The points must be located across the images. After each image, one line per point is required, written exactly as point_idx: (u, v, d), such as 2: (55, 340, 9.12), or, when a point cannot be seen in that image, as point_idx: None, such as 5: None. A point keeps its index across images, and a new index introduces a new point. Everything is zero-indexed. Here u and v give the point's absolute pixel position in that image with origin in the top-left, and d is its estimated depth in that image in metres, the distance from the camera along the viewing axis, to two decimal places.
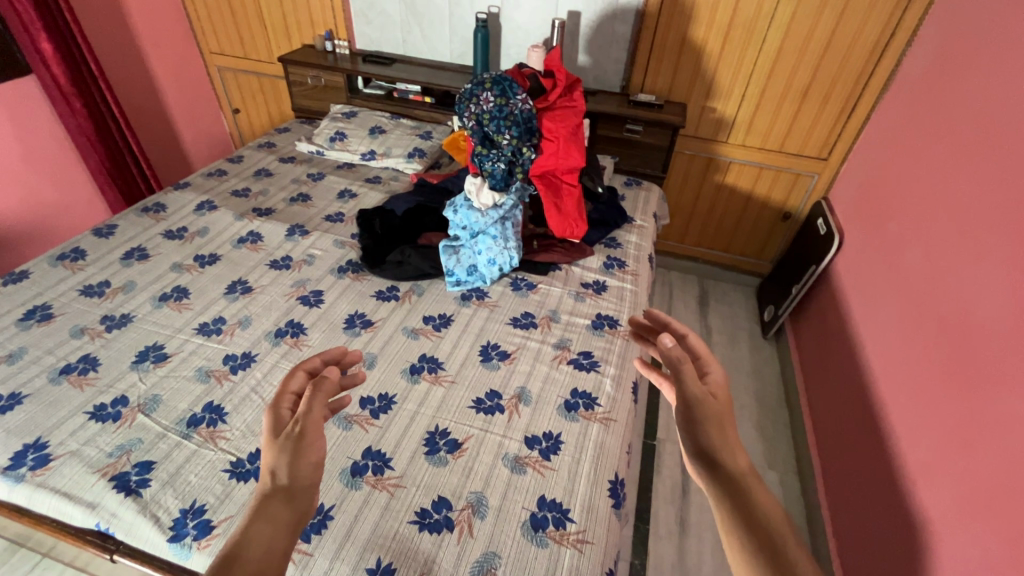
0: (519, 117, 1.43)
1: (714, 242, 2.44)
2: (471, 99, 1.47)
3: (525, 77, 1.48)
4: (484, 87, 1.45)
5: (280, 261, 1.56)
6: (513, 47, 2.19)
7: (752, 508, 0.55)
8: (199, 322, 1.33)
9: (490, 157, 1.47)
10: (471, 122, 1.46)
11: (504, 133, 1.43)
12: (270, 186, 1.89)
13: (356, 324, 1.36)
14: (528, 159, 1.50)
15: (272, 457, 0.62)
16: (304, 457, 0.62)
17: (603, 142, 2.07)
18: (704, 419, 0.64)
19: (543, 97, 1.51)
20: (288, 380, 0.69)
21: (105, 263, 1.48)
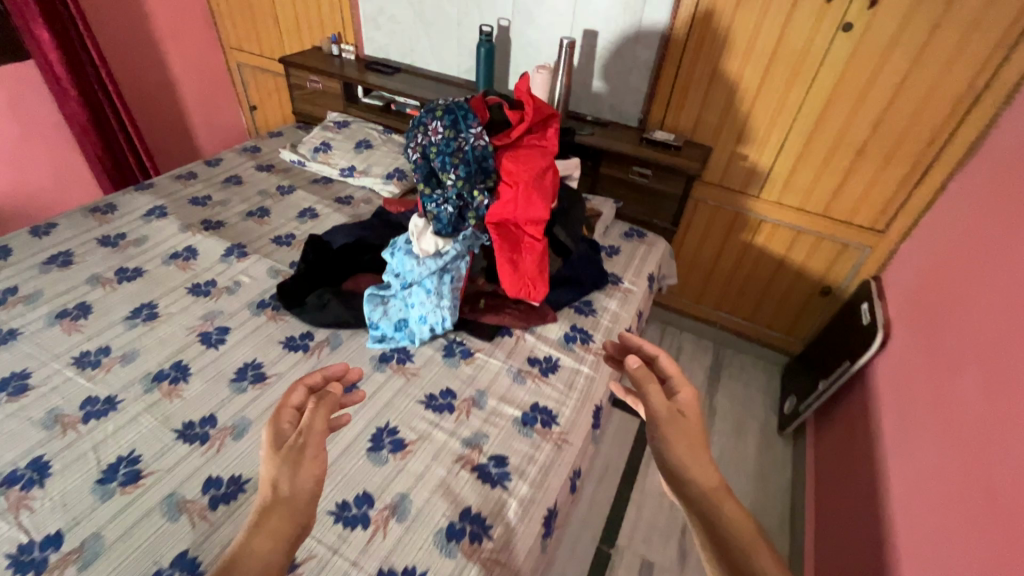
0: (469, 155, 1.20)
1: (736, 308, 2.07)
2: (419, 128, 1.25)
3: (485, 108, 1.24)
4: (435, 115, 1.23)
5: (202, 285, 1.40)
6: (523, 66, 1.95)
7: (724, 532, 0.61)
8: (80, 351, 1.18)
9: (434, 198, 1.24)
10: (415, 155, 1.23)
11: (449, 171, 1.20)
12: (233, 196, 1.76)
13: (246, 377, 1.17)
14: (480, 205, 1.25)
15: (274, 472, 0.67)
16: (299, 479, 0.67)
17: (607, 183, 1.78)
18: (674, 437, 0.69)
19: (506, 133, 1.26)
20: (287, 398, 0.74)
21: (24, 266, 1.39)
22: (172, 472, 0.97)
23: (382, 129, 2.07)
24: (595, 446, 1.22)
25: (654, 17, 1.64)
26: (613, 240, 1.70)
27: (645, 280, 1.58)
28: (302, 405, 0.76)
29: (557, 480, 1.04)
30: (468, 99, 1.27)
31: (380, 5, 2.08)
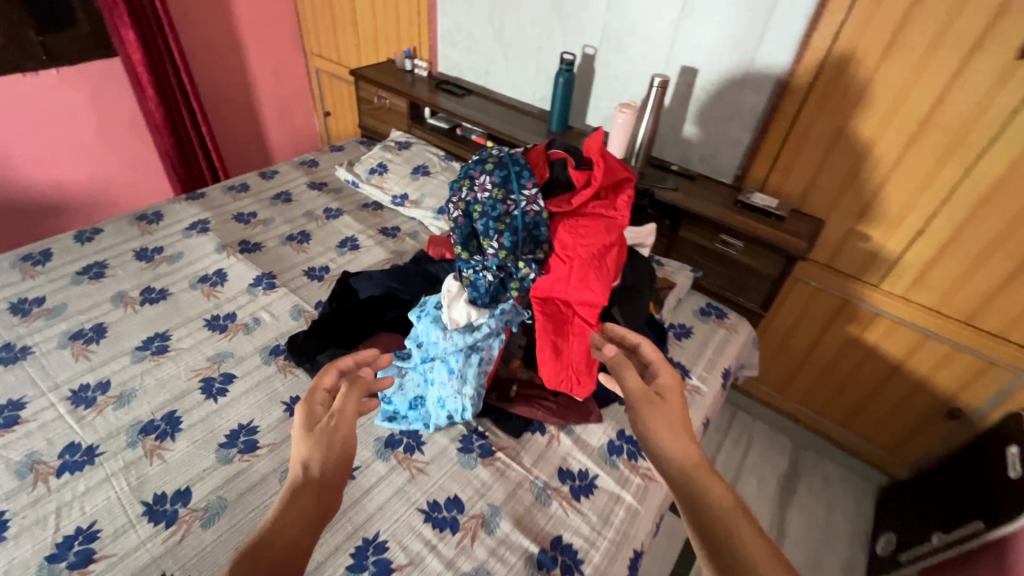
0: (518, 222, 0.99)
1: (827, 408, 1.72)
2: (465, 180, 1.06)
3: (545, 166, 1.03)
4: (484, 167, 1.04)
5: (220, 319, 1.29)
6: (604, 100, 1.72)
7: (712, 521, 0.56)
8: (79, 383, 1.11)
9: (473, 263, 1.05)
10: (456, 212, 1.04)
11: (491, 238, 1.00)
12: (278, 215, 1.67)
13: (236, 444, 1.03)
14: (525, 278, 1.04)
15: (309, 451, 0.70)
16: (330, 460, 0.70)
17: (686, 248, 1.51)
18: (653, 414, 0.68)
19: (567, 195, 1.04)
20: (321, 379, 0.80)
21: (58, 274, 1.35)
22: (127, 559, 0.85)
23: (443, 154, 1.92)
24: None
25: (771, 59, 1.35)
26: (684, 318, 1.44)
27: (717, 377, 1.30)
28: (333, 387, 0.82)
29: None
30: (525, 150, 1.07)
31: (459, 21, 1.93)
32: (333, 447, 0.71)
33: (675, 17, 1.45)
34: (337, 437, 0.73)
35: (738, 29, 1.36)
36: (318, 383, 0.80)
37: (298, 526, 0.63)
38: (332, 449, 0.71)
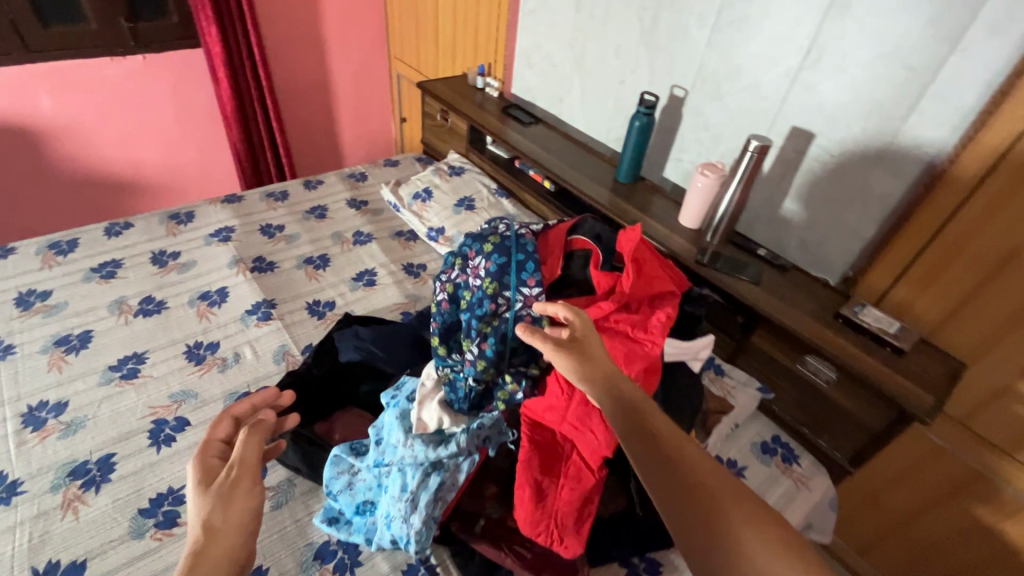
0: (508, 324, 0.87)
1: None
2: (461, 257, 0.96)
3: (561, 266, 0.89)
4: (483, 247, 0.93)
5: (201, 348, 1.19)
6: (688, 152, 1.42)
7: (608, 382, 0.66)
8: (38, 400, 1.04)
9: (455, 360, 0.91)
10: (443, 295, 0.95)
11: (473, 338, 0.88)
12: (305, 232, 1.57)
13: (155, 514, 0.90)
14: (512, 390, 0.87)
15: (204, 510, 0.61)
16: (231, 513, 0.62)
17: (759, 359, 1.17)
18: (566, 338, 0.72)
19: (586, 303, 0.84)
20: (211, 432, 0.73)
21: (74, 268, 1.33)
22: None
23: (495, 187, 1.71)
24: None
25: (923, 135, 0.98)
26: (739, 454, 1.11)
27: None
28: (230, 438, 0.74)
29: None
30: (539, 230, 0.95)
31: (538, 42, 1.71)
32: (237, 493, 0.64)
33: (792, 66, 1.12)
34: (235, 486, 0.65)
35: (880, 90, 1.01)
36: (209, 438, 0.72)
37: None
38: (231, 499, 0.63)
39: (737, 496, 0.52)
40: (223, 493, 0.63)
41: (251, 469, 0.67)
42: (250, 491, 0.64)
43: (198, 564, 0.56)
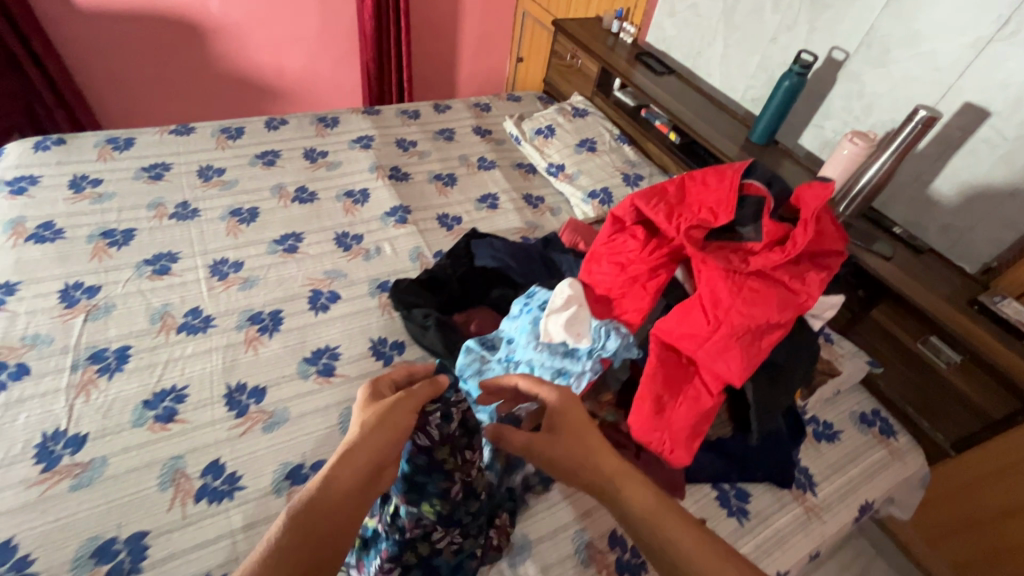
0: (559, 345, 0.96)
1: None
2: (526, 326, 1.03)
3: (733, 211, 0.80)
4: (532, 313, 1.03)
5: (348, 237, 1.33)
6: (833, 120, 1.38)
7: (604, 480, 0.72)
8: (220, 257, 1.22)
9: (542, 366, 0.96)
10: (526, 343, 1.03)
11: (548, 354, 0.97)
12: (434, 151, 1.67)
13: (316, 364, 1.06)
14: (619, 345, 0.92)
15: (368, 417, 0.69)
16: (383, 430, 0.68)
17: (873, 333, 1.18)
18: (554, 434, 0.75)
19: (750, 247, 0.81)
20: (391, 369, 0.78)
21: (242, 153, 1.50)
22: (198, 432, 0.92)
23: (617, 134, 1.74)
24: None
25: None
26: (836, 418, 1.15)
27: (852, 507, 1.02)
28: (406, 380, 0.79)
29: None
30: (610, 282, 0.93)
31: None
32: (387, 416, 0.69)
33: (982, 37, 1.06)
34: (397, 410, 0.70)
35: None
36: (388, 371, 0.78)
37: (353, 480, 0.63)
38: (390, 424, 0.68)
39: (698, 537, 0.67)
40: (384, 415, 0.68)
41: (409, 405, 0.71)
42: (405, 419, 0.70)
43: (350, 461, 0.64)
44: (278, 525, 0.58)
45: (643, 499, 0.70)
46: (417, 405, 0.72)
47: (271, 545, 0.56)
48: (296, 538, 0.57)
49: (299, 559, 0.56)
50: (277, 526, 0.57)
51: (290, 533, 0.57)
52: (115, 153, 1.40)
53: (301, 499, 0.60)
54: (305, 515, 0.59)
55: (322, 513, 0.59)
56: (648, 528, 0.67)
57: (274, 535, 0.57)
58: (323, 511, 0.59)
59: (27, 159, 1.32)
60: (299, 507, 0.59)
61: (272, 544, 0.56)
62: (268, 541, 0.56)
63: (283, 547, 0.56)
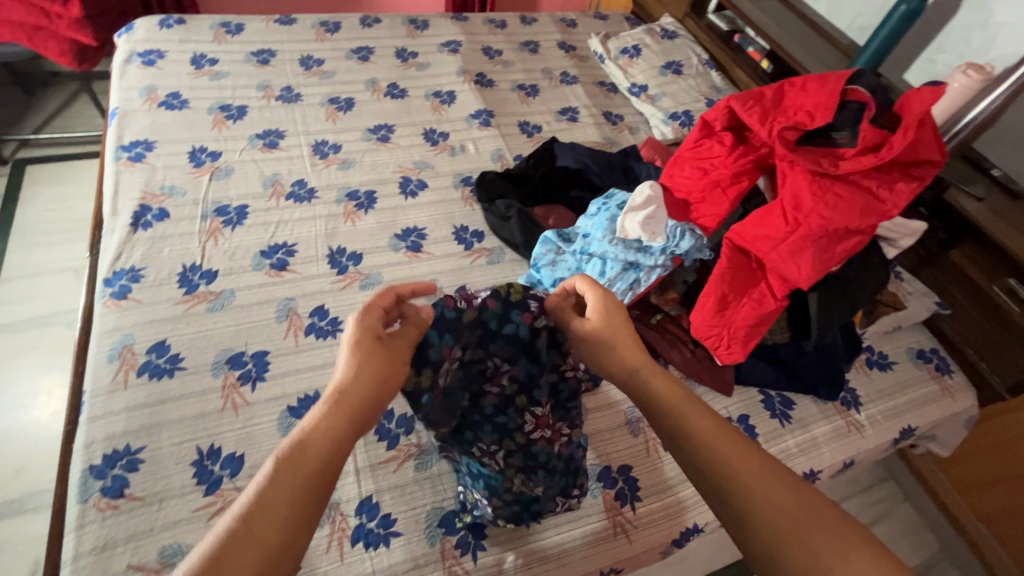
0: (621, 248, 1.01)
1: None
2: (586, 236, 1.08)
3: (830, 114, 0.81)
4: (596, 217, 1.08)
5: (434, 134, 1.40)
6: (946, 54, 1.30)
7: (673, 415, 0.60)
8: (321, 139, 1.32)
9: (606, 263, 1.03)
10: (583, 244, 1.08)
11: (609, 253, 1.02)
12: (519, 61, 1.68)
13: (406, 240, 1.16)
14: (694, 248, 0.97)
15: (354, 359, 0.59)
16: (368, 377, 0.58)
17: (949, 274, 1.19)
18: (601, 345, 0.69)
19: (842, 153, 0.83)
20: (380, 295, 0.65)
21: (339, 46, 1.57)
22: (306, 282, 1.06)
23: (706, 58, 1.70)
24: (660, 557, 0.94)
25: None
26: (892, 350, 1.18)
27: (893, 429, 1.07)
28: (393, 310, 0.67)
29: (582, 566, 0.83)
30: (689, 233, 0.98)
31: None
32: (382, 361, 0.60)
33: None
34: (391, 357, 0.62)
35: None
36: (380, 300, 0.65)
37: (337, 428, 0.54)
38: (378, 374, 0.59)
39: (753, 468, 0.54)
40: (372, 363, 0.59)
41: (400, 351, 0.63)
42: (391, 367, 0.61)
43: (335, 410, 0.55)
44: (262, 479, 0.48)
45: (677, 394, 0.61)
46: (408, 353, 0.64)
47: (257, 499, 0.47)
48: (289, 490, 0.48)
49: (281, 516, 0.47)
50: (265, 475, 0.49)
51: (278, 488, 0.48)
52: (228, 36, 1.50)
53: (291, 448, 0.51)
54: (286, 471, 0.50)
55: (313, 466, 0.50)
56: (692, 442, 0.57)
57: (256, 491, 0.48)
58: (317, 461, 0.51)
59: (154, 35, 1.44)
60: (289, 455, 0.50)
61: (261, 495, 0.48)
62: (251, 494, 0.47)
63: (274, 500, 0.48)
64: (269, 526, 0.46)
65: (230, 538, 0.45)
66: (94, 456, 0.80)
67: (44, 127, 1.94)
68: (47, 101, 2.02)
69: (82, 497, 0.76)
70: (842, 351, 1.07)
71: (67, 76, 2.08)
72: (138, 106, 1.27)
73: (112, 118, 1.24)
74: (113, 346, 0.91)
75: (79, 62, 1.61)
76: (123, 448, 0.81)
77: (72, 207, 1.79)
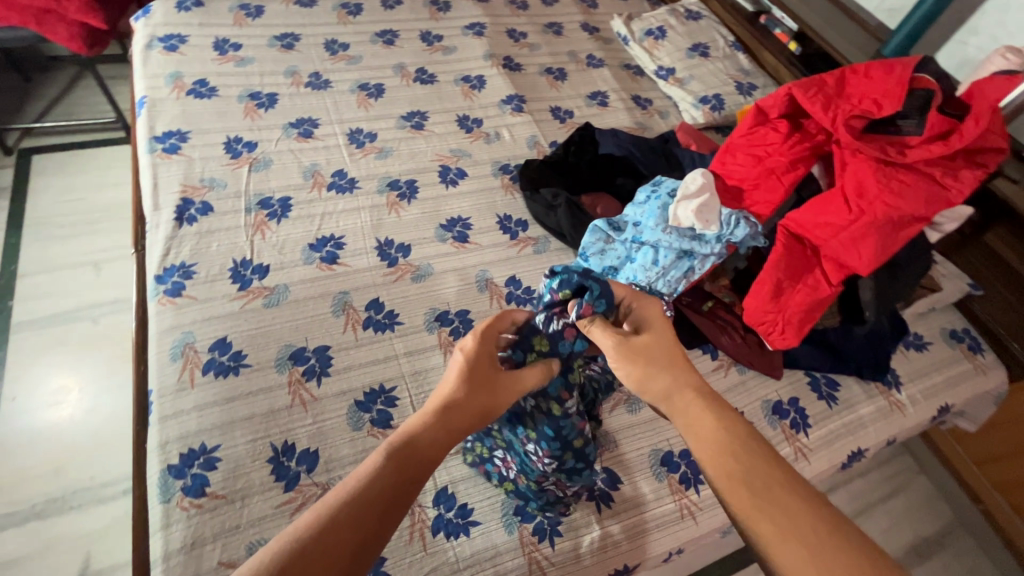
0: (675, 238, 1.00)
1: None
2: (635, 225, 1.07)
3: (899, 103, 0.86)
4: (645, 206, 1.07)
5: (468, 121, 1.38)
6: (978, 37, 1.31)
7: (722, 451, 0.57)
8: (355, 127, 1.30)
9: (658, 253, 1.01)
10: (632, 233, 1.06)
11: (662, 242, 1.01)
12: (545, 44, 1.66)
13: (451, 231, 1.16)
14: (748, 236, 0.98)
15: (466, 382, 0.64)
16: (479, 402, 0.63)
17: (981, 255, 1.22)
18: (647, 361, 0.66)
19: (908, 141, 0.86)
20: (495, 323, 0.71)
21: (363, 30, 1.53)
22: (358, 275, 1.05)
23: (732, 40, 1.69)
24: (719, 537, 0.98)
25: None
26: (926, 331, 1.21)
27: (932, 407, 1.11)
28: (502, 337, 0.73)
29: (652, 548, 0.85)
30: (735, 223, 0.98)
31: None
32: (490, 381, 0.66)
33: None
34: (498, 382, 0.66)
35: None
36: (499, 323, 0.72)
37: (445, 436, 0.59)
38: (484, 403, 0.64)
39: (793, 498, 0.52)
40: (485, 386, 0.65)
41: (509, 379, 0.68)
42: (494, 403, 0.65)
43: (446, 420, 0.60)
44: (373, 468, 0.53)
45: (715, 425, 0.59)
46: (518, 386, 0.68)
47: (367, 485, 0.51)
48: (392, 478, 0.53)
49: (382, 502, 0.51)
50: (375, 464, 0.54)
51: (387, 480, 0.53)
52: (249, 19, 1.45)
53: (400, 444, 0.56)
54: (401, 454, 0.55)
55: (418, 461, 0.56)
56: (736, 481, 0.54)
57: (366, 476, 0.52)
58: (417, 459, 0.56)
59: (173, 18, 1.39)
60: (399, 449, 0.55)
61: (370, 481, 0.52)
62: (361, 478, 0.52)
63: (376, 489, 0.52)
64: (370, 509, 0.50)
65: (337, 515, 0.48)
66: (171, 456, 0.79)
67: (47, 115, 1.87)
68: (48, 87, 1.94)
69: (164, 497, 0.76)
70: (885, 333, 1.10)
71: (67, 61, 2.00)
72: (166, 95, 1.23)
73: (142, 108, 1.21)
74: (174, 345, 0.90)
75: (89, 46, 1.53)
76: (198, 447, 0.81)
77: (85, 198, 1.73)
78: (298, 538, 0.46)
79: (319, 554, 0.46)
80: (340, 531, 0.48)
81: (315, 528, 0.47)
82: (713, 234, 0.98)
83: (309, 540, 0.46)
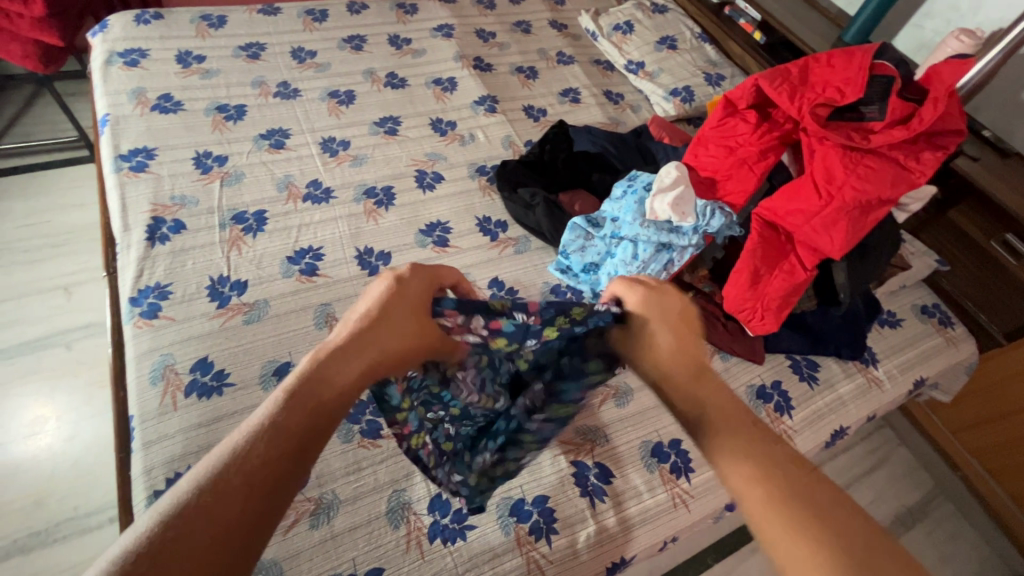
0: (651, 233, 1.01)
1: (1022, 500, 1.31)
2: (614, 220, 1.08)
3: (861, 90, 0.89)
4: (623, 201, 1.08)
5: (442, 124, 1.38)
6: (933, 20, 1.35)
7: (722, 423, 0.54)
8: (328, 135, 1.28)
9: (636, 248, 1.02)
10: (610, 229, 1.07)
11: (639, 237, 1.02)
12: (515, 43, 1.66)
13: (431, 235, 1.15)
14: (723, 226, 0.99)
15: (382, 324, 0.59)
16: (389, 346, 0.58)
17: (946, 231, 1.26)
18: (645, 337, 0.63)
19: (871, 127, 0.89)
20: (435, 271, 0.66)
21: (329, 36, 1.51)
22: (339, 285, 1.04)
23: (699, 32, 1.71)
24: (713, 522, 1.00)
25: None
26: (899, 308, 1.25)
27: (908, 381, 1.14)
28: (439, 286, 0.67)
29: (647, 538, 0.87)
30: (710, 215, 0.99)
31: None
32: (395, 323, 0.59)
33: None
34: (406, 331, 0.60)
35: None
36: (430, 271, 0.66)
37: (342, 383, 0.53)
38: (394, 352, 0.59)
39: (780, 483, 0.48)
40: (398, 322, 0.60)
41: (416, 324, 0.61)
42: (399, 344, 0.59)
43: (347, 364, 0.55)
44: (252, 431, 0.47)
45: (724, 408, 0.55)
46: (422, 334, 0.62)
47: (247, 450, 0.46)
48: (277, 441, 0.47)
49: (266, 470, 0.46)
50: (253, 428, 0.47)
51: (268, 441, 0.47)
52: (212, 30, 1.42)
53: (281, 401, 0.50)
54: (292, 412, 0.49)
55: (311, 418, 0.50)
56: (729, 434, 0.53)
57: (247, 436, 0.47)
58: (306, 417, 0.50)
59: (132, 32, 1.35)
60: (285, 408, 0.49)
61: (244, 449, 0.46)
62: (234, 447, 0.46)
63: (254, 457, 0.46)
64: (241, 479, 0.44)
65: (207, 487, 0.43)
66: (157, 482, 0.78)
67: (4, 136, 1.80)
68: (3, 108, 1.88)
69: None
70: (858, 314, 1.14)
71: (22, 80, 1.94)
72: (129, 112, 1.20)
73: (105, 126, 1.17)
74: (154, 368, 0.88)
75: (46, 64, 1.50)
76: (183, 471, 0.79)
77: (50, 220, 1.68)
78: (156, 527, 0.41)
79: (183, 541, 0.40)
80: (226, 492, 0.43)
81: (180, 509, 0.42)
82: (689, 227, 0.99)
83: (189, 503, 0.42)
